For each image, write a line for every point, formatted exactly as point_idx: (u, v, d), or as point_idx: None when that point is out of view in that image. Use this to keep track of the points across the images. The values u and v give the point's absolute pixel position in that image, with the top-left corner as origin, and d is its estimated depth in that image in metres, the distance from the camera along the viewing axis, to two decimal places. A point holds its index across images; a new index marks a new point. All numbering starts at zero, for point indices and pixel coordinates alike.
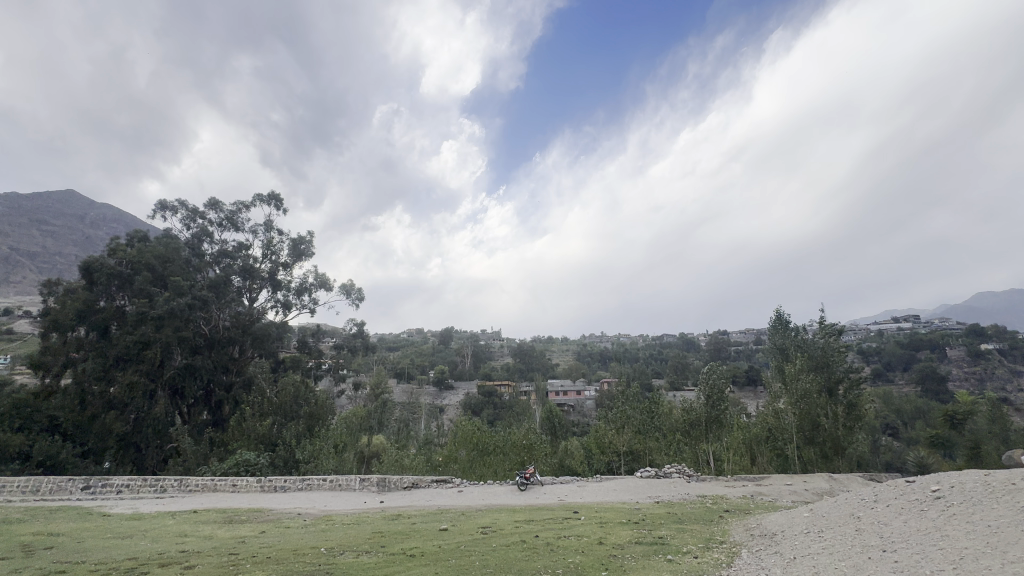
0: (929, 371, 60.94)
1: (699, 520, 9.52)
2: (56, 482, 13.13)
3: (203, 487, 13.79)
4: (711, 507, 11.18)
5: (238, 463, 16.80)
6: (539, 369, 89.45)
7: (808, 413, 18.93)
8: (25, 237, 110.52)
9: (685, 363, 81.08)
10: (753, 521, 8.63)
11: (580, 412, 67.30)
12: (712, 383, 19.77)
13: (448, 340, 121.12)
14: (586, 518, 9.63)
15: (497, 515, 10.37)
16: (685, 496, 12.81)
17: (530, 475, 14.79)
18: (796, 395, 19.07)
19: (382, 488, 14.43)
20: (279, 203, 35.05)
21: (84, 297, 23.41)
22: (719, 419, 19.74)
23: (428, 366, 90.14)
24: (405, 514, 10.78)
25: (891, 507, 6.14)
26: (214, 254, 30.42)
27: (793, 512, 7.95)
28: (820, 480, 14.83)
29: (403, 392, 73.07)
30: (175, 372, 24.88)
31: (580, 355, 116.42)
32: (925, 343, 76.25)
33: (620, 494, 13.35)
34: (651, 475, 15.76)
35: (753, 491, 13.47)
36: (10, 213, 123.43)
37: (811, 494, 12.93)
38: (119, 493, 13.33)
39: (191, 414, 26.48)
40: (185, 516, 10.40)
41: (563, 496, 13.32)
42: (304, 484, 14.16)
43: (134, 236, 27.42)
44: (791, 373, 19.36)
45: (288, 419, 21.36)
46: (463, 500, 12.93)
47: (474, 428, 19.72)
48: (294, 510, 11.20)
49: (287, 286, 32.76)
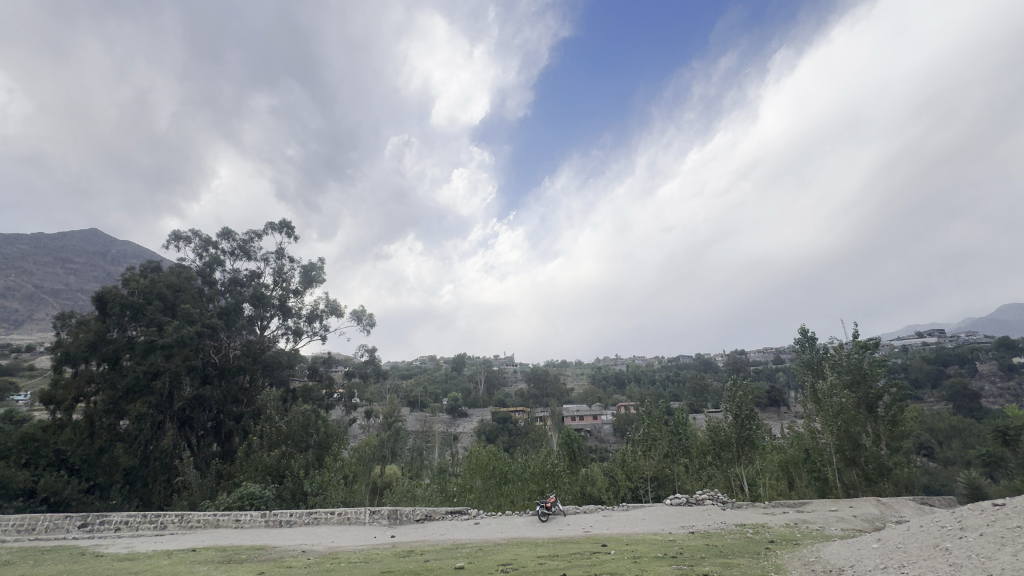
0: (960, 387, 58.48)
1: (746, 553, 8.49)
2: (52, 519, 12.53)
3: (205, 522, 13.07)
4: (754, 537, 10.10)
5: (242, 496, 16.00)
6: (554, 395, 87.66)
7: (848, 431, 17.52)
8: (50, 276, 113.37)
9: (703, 384, 79.02)
10: (809, 553, 7.62)
11: (598, 437, 65.16)
12: (739, 400, 18.62)
13: (461, 367, 119.70)
14: (617, 552, 8.68)
15: (519, 549, 9.45)
16: (721, 525, 11.75)
17: (552, 504, 13.88)
18: (831, 411, 17.69)
19: (393, 521, 13.57)
20: (290, 230, 35.26)
21: (96, 328, 23.25)
22: (751, 440, 18.56)
23: (441, 394, 88.96)
24: (417, 549, 9.97)
25: (989, 536, 5.24)
26: (226, 282, 30.42)
27: (860, 543, 6.93)
28: (866, 504, 13.72)
29: (417, 421, 71.83)
30: (186, 403, 24.47)
31: (595, 378, 113.95)
32: (953, 357, 73.41)
33: (650, 523, 12.38)
34: (681, 501, 14.70)
35: (796, 518, 12.38)
36: (36, 252, 127.17)
37: (862, 521, 11.79)
38: (117, 530, 12.63)
39: (201, 446, 25.95)
40: (182, 555, 9.69)
41: (588, 527, 12.29)
42: (311, 518, 13.38)
43: (148, 266, 27.48)
44: (825, 389, 18.06)
45: (297, 449, 20.64)
46: (481, 533, 12.06)
47: (489, 454, 18.89)
48: (298, 547, 10.42)
49: (299, 313, 32.56)
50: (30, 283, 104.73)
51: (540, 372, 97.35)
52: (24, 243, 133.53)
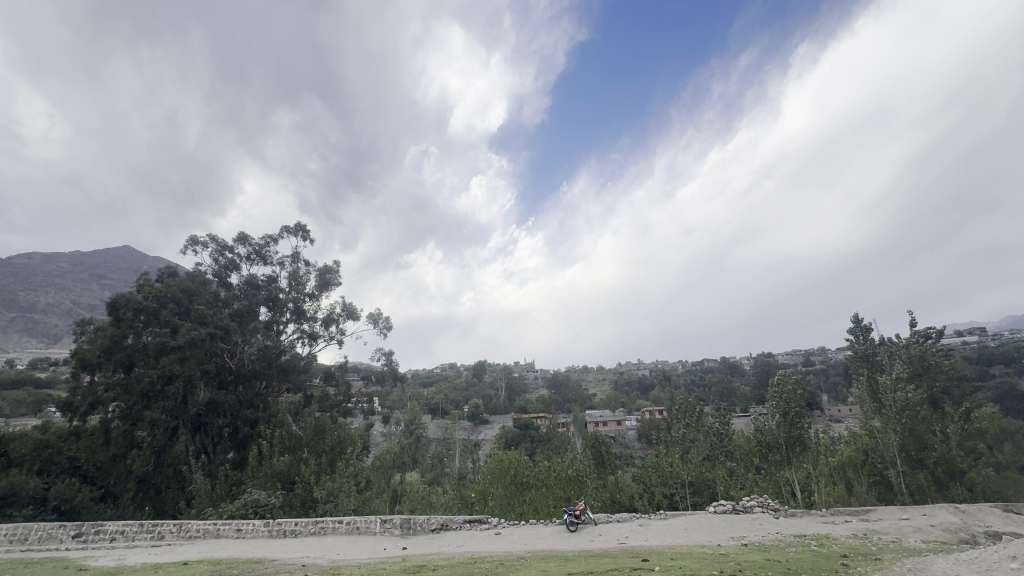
0: (1009, 388, 54.56)
1: (821, 572, 6.99)
2: (46, 529, 11.75)
3: (205, 532, 12.13)
4: (822, 552, 8.56)
5: (247, 504, 15.02)
6: (577, 401, 85.61)
7: (913, 430, 15.64)
8: (86, 292, 117.05)
9: (730, 388, 76.27)
10: (910, 573, 6.11)
11: (623, 443, 63.03)
12: (787, 397, 17.00)
13: (481, 373, 118.45)
14: (662, 569, 7.35)
15: (546, 565, 8.17)
16: (777, 536, 10.22)
17: (581, 512, 12.50)
18: (895, 407, 15.82)
19: (407, 531, 12.41)
20: (306, 234, 34.83)
21: (110, 333, 22.75)
22: (802, 440, 16.88)
23: (462, 401, 87.97)
24: (431, 564, 8.81)
25: None
26: (242, 286, 29.94)
27: (986, 564, 5.35)
28: (943, 512, 12.01)
29: (438, 429, 70.98)
30: (200, 408, 23.73)
31: (617, 384, 111.37)
32: (999, 356, 69.23)
33: (693, 533, 10.98)
34: (727, 509, 13.15)
35: (864, 528, 10.76)
36: (76, 270, 131.84)
37: (944, 533, 10.11)
38: (113, 541, 11.78)
39: (216, 453, 25.19)
40: (169, 570, 8.70)
41: (623, 538, 10.91)
42: (317, 528, 12.32)
43: (165, 272, 27.19)
44: (887, 383, 16.18)
45: (309, 455, 19.69)
46: (502, 545, 10.76)
47: (511, 457, 17.51)
48: (299, 561, 9.37)
49: (314, 316, 31.90)
50: (68, 299, 108.33)
51: (561, 379, 95.72)
52: (64, 261, 138.69)
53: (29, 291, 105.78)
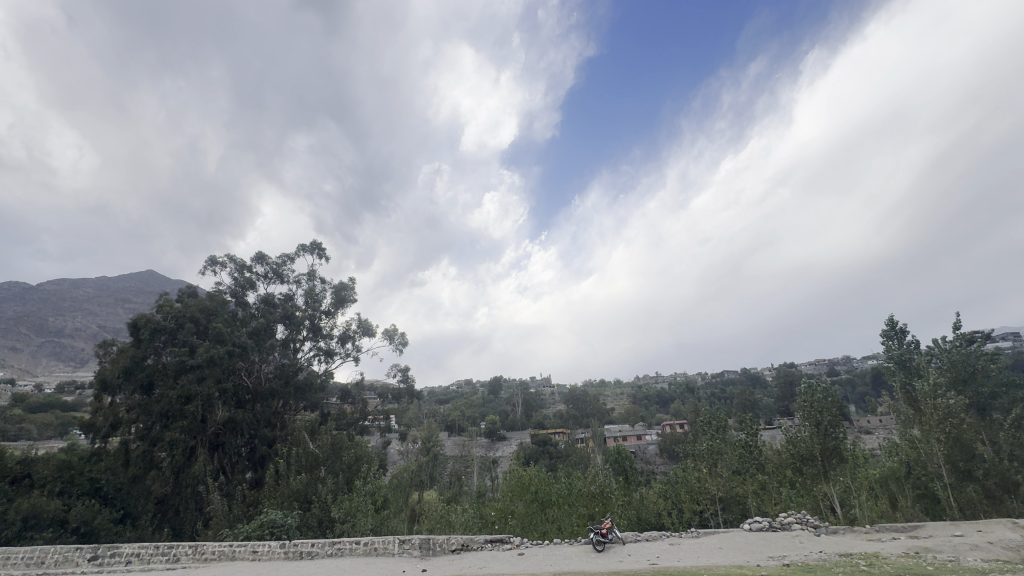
0: None
1: None
2: (62, 551, 11.59)
3: (221, 554, 11.83)
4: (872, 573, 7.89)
5: (263, 525, 14.69)
6: (595, 415, 83.98)
7: (959, 439, 14.70)
8: (111, 315, 119.88)
9: (753, 400, 74.04)
10: None
11: (643, 459, 61.26)
12: (820, 406, 16.17)
13: (497, 389, 117.33)
14: None
15: None
16: (821, 555, 9.54)
17: (608, 530, 11.90)
18: (937, 414, 14.94)
19: (426, 552, 11.97)
20: (321, 252, 35.12)
21: (131, 353, 22.90)
22: (838, 451, 16.01)
23: (478, 417, 87.09)
24: None
25: None
26: (259, 304, 30.11)
27: None
28: (999, 528, 11.16)
29: (455, 446, 70.12)
30: (218, 427, 23.64)
31: (635, 398, 109.27)
32: None
33: (730, 553, 10.32)
34: (763, 526, 12.42)
35: (916, 546, 9.99)
36: (102, 294, 135.49)
37: (1006, 551, 9.29)
38: (129, 564, 11.55)
39: (234, 473, 24.96)
40: None
41: (655, 558, 10.31)
42: (334, 549, 11.92)
43: (184, 292, 27.48)
44: (926, 389, 15.32)
45: (325, 473, 19.34)
46: (525, 566, 10.23)
47: (530, 473, 16.92)
48: None
49: (330, 334, 31.89)
50: (94, 323, 111.00)
51: (578, 394, 94.28)
52: (91, 286, 142.56)
53: (57, 317, 108.74)
